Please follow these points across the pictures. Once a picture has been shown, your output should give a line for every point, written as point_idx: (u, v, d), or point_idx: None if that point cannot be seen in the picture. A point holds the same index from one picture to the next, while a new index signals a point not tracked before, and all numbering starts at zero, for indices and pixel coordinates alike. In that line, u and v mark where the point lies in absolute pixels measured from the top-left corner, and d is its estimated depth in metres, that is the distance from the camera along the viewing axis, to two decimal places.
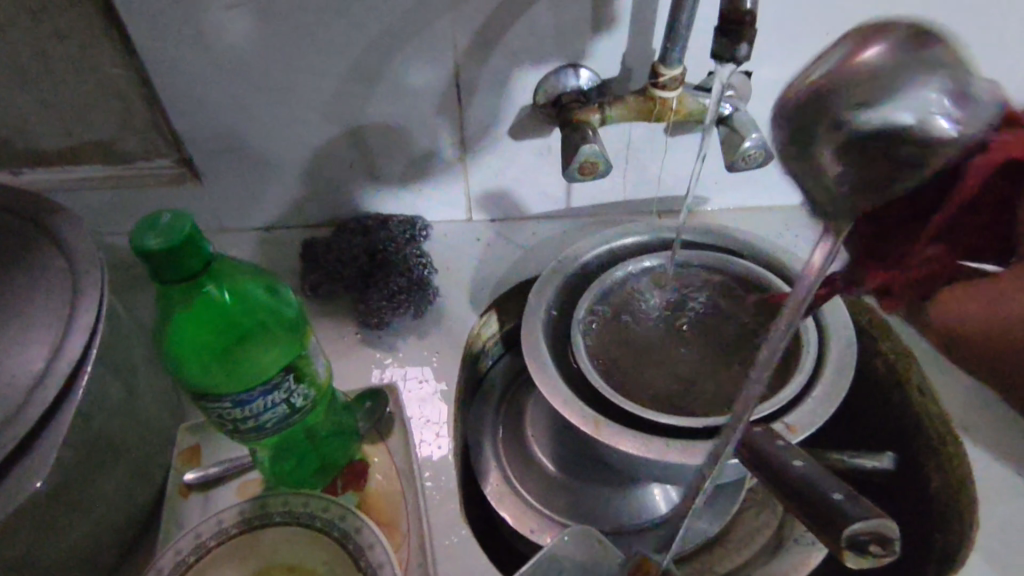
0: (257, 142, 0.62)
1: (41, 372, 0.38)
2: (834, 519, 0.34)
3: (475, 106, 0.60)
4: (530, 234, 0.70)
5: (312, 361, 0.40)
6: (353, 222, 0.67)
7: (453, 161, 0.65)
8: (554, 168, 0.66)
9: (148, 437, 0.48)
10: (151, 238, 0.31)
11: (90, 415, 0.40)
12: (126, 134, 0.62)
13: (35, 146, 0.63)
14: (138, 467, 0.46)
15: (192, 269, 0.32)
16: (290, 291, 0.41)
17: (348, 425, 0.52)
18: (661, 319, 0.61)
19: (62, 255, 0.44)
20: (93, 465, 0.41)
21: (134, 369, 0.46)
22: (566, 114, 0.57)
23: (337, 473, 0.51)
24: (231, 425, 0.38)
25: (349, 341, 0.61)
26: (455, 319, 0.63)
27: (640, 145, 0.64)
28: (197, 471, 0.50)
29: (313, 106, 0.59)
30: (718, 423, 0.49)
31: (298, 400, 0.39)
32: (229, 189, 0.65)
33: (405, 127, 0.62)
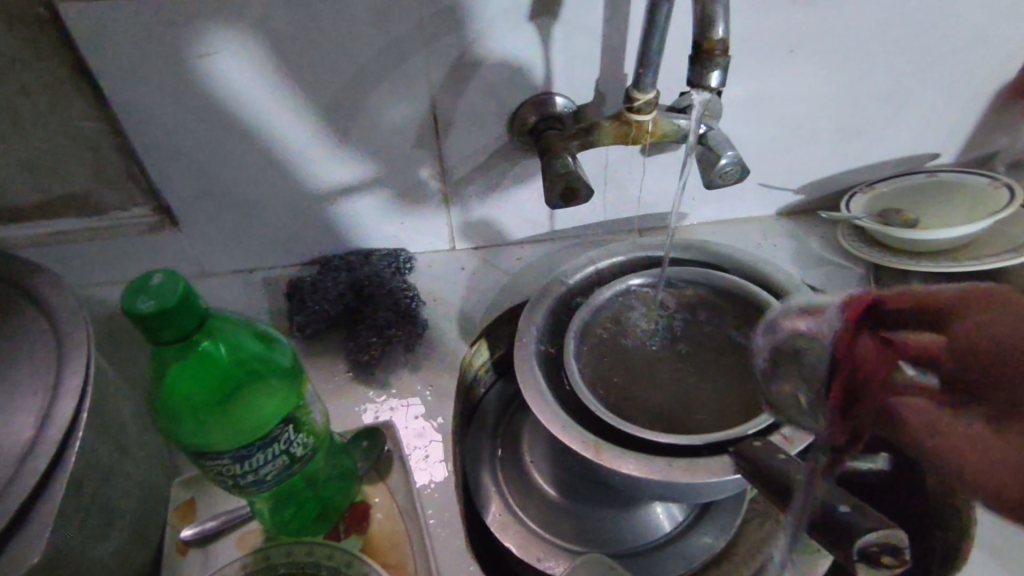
0: (236, 186, 0.61)
1: (29, 441, 0.37)
2: (844, 531, 0.34)
3: (454, 138, 0.61)
4: (514, 260, 0.71)
5: (309, 408, 0.40)
6: (337, 260, 0.66)
7: (434, 193, 0.65)
8: (534, 193, 0.67)
9: (142, 496, 0.46)
10: (143, 301, 0.30)
11: (83, 481, 0.39)
12: (100, 185, 0.61)
13: (6, 203, 0.61)
14: (133, 528, 0.45)
15: (186, 329, 0.31)
16: (283, 338, 0.41)
17: (349, 468, 0.51)
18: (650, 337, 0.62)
19: (44, 316, 0.43)
20: (88, 532, 0.40)
21: (123, 428, 0.45)
22: (545, 142, 0.58)
23: (339, 517, 0.50)
24: (230, 481, 0.37)
25: (341, 381, 0.60)
26: (446, 350, 0.63)
27: (617, 167, 0.65)
28: (194, 527, 0.48)
29: (291, 147, 0.59)
30: (718, 438, 0.50)
31: (297, 450, 0.39)
32: (209, 234, 0.65)
33: (385, 163, 0.62)
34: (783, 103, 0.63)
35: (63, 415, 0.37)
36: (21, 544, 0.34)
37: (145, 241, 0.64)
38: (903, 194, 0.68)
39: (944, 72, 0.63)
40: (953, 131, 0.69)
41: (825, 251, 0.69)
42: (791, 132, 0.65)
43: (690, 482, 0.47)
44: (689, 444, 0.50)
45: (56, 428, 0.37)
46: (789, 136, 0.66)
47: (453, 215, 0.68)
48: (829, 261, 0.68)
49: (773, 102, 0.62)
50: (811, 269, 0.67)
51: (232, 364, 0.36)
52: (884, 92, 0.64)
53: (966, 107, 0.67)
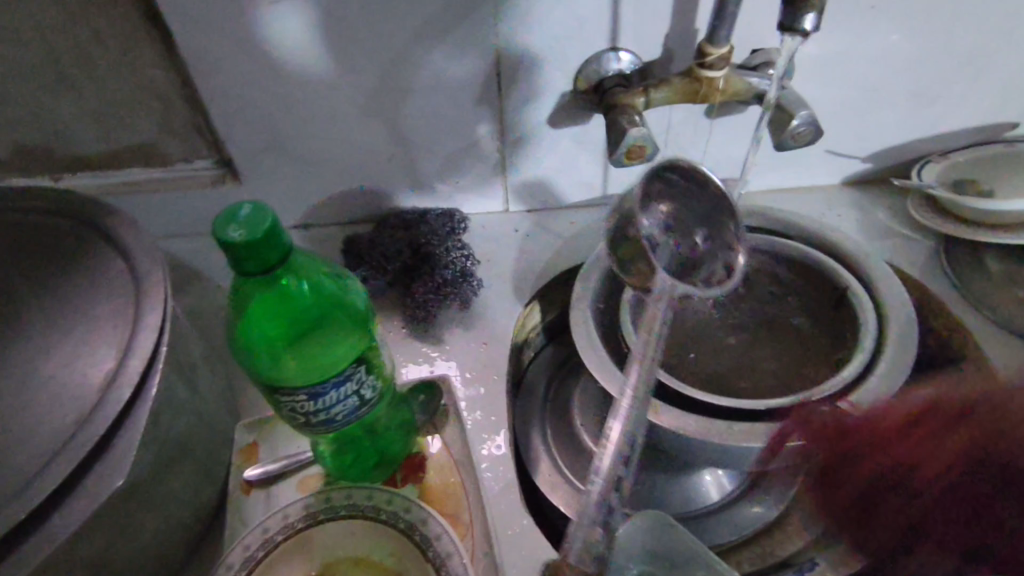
0: (297, 139, 0.62)
1: (112, 371, 0.38)
2: None
3: (515, 96, 0.60)
4: (568, 223, 0.70)
5: (379, 352, 0.40)
6: (393, 217, 0.66)
7: (492, 153, 0.65)
8: (593, 155, 0.66)
9: (209, 434, 0.48)
10: (233, 230, 0.30)
11: (160, 413, 0.40)
12: (166, 136, 0.63)
13: (77, 151, 0.63)
14: (201, 465, 0.46)
15: (272, 262, 0.32)
16: (354, 281, 0.41)
17: (405, 419, 0.52)
18: (708, 304, 0.60)
19: (121, 255, 0.44)
20: (163, 462, 0.42)
21: (194, 367, 0.46)
22: (610, 99, 0.56)
23: (397, 465, 0.51)
24: (301, 418, 0.38)
25: (396, 335, 0.61)
26: (500, 310, 0.63)
27: (681, 129, 0.63)
28: (257, 467, 0.50)
29: (352, 101, 0.59)
30: (779, 405, 0.49)
31: (367, 392, 0.39)
32: (269, 188, 0.66)
33: (444, 120, 0.62)
34: (859, 65, 0.60)
35: (144, 347, 0.38)
36: (106, 466, 0.35)
37: (207, 192, 0.65)
38: (981, 164, 0.65)
39: None
40: None
41: (893, 222, 0.66)
42: (864, 96, 0.63)
43: (750, 447, 0.47)
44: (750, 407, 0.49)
45: (138, 359, 0.38)
46: (861, 101, 0.63)
47: (509, 176, 0.67)
48: (898, 233, 0.65)
49: (848, 63, 0.60)
50: (878, 240, 0.65)
51: (310, 302, 0.36)
52: (968, 55, 0.61)
53: None
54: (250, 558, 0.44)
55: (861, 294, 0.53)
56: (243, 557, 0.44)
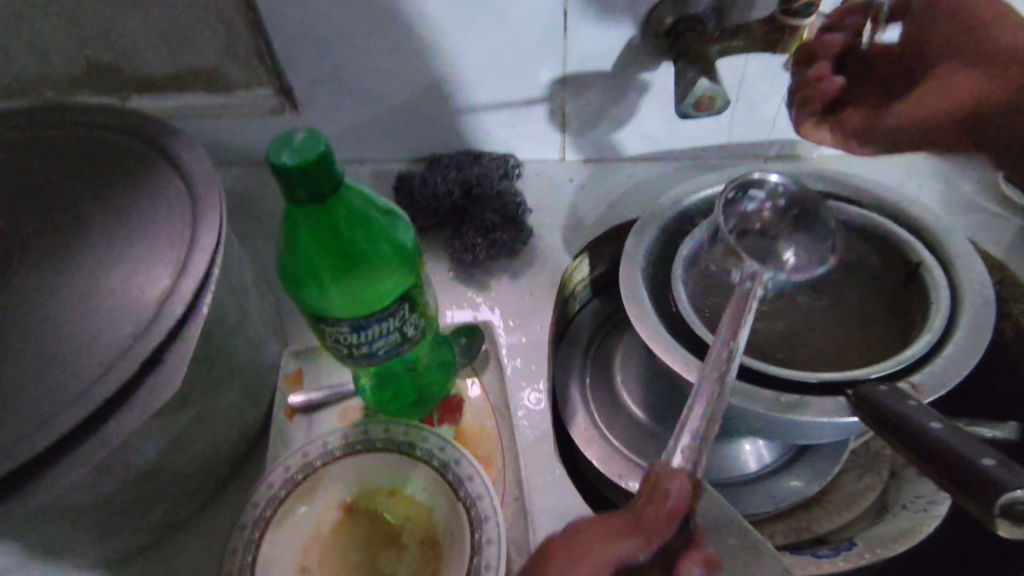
0: (356, 72, 0.61)
1: (167, 289, 0.39)
2: (986, 485, 0.31)
3: (582, 36, 0.57)
4: (626, 175, 0.67)
5: (424, 292, 0.40)
6: (447, 158, 0.65)
7: (553, 96, 0.62)
8: (658, 105, 0.63)
9: (256, 358, 0.49)
10: (287, 156, 0.30)
11: (210, 335, 0.42)
12: (229, 62, 0.63)
13: (144, 73, 0.64)
14: (248, 386, 0.48)
15: (324, 191, 0.31)
16: (404, 220, 0.40)
17: (446, 360, 0.52)
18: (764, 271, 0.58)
19: (180, 177, 0.45)
20: (213, 381, 0.43)
21: (244, 292, 0.47)
22: (684, 45, 0.53)
23: (434, 405, 0.51)
24: (345, 350, 0.38)
25: (443, 277, 0.61)
26: (548, 260, 0.62)
27: (756, 81, 0.59)
28: (301, 395, 0.51)
29: (413, 33, 0.58)
30: (832, 379, 0.46)
31: (410, 330, 0.39)
32: (327, 120, 0.65)
33: (507, 59, 0.59)
34: None
35: (198, 269, 0.39)
36: (158, 379, 0.37)
37: (267, 121, 0.65)
38: None
39: None
40: None
41: (980, 197, 0.61)
42: None
43: (797, 421, 0.45)
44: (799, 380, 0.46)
45: (191, 280, 0.39)
46: None
47: (569, 122, 0.65)
48: (984, 210, 0.60)
49: None
50: (961, 216, 0.60)
51: (358, 235, 0.36)
52: None
53: None
54: (290, 479, 0.46)
55: (935, 272, 0.50)
56: (284, 477, 0.46)
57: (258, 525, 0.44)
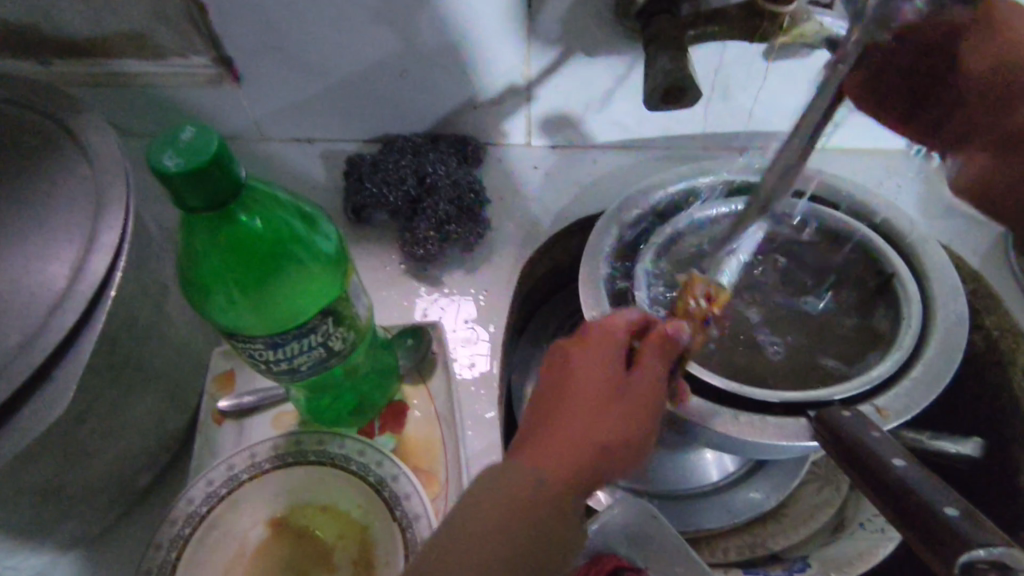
0: (301, 42, 0.55)
1: (61, 293, 0.34)
2: (948, 540, 0.29)
3: (547, 15, 0.52)
4: (593, 165, 0.63)
5: (352, 303, 0.36)
6: (403, 141, 0.61)
7: (516, 78, 0.58)
8: (629, 91, 0.58)
9: (179, 361, 0.45)
10: (170, 158, 0.27)
11: (116, 343, 0.37)
12: (160, 27, 0.57)
13: (65, 35, 0.57)
14: (168, 391, 0.44)
15: (221, 194, 0.28)
16: (330, 223, 0.37)
17: (389, 365, 0.49)
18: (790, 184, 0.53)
19: (86, 162, 0.40)
20: (121, 392, 0.39)
21: (166, 292, 0.43)
22: (652, 28, 0.49)
23: (376, 413, 0.48)
24: (263, 366, 0.35)
25: (393, 271, 0.57)
26: (507, 254, 0.58)
27: (733, 70, 0.55)
28: (231, 399, 0.48)
29: (363, 3, 0.52)
30: (797, 397, 0.43)
31: (336, 344, 0.36)
32: (271, 94, 0.60)
33: (466, 34, 0.54)
34: None
35: (95, 272, 0.35)
36: (42, 402, 0.32)
37: (204, 93, 0.60)
38: None
39: None
40: None
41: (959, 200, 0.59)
42: None
43: (757, 444, 0.42)
44: (762, 398, 0.44)
45: (87, 284, 0.34)
46: None
47: (535, 107, 0.61)
48: (959, 215, 0.58)
49: None
50: (937, 221, 0.58)
51: (273, 240, 0.32)
52: None
53: None
54: (213, 494, 0.43)
55: (909, 286, 0.47)
56: (205, 492, 0.43)
57: (175, 545, 0.41)
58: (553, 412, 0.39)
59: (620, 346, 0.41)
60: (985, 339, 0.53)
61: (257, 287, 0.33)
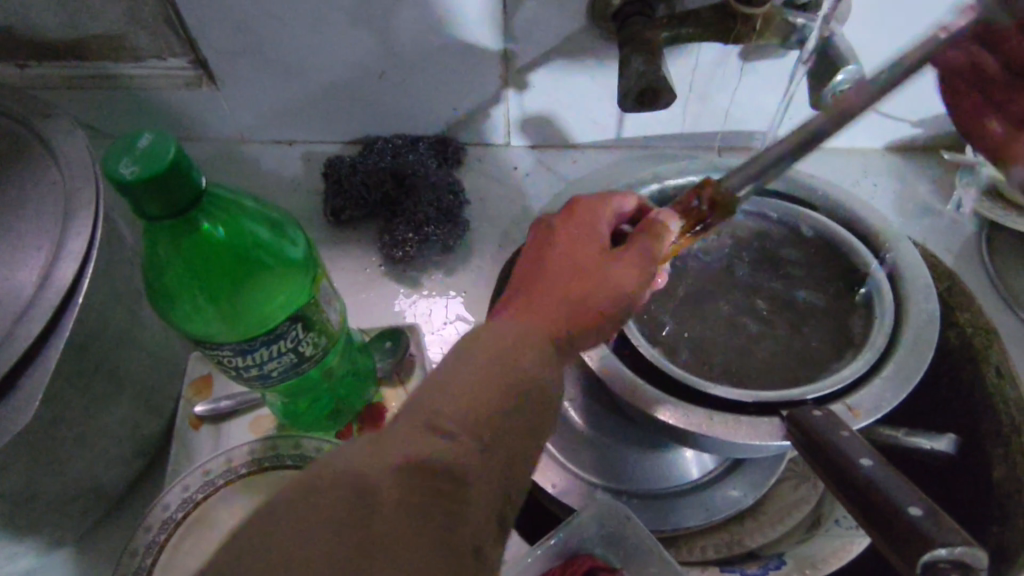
0: (277, 44, 0.55)
1: (29, 300, 0.34)
2: (912, 539, 0.29)
3: (525, 17, 0.52)
4: (573, 165, 0.64)
5: (323, 308, 0.36)
6: (383, 142, 0.61)
7: (495, 79, 0.58)
8: (607, 93, 0.59)
9: (155, 366, 0.45)
10: (126, 166, 0.27)
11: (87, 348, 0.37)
12: (135, 29, 0.56)
13: (38, 37, 0.57)
14: (143, 396, 0.44)
15: (180, 203, 0.28)
16: (300, 229, 0.37)
17: (366, 368, 0.49)
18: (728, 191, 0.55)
19: (57, 168, 0.39)
20: (94, 398, 0.39)
21: (140, 298, 0.43)
22: (628, 30, 0.49)
23: (354, 416, 0.48)
24: (233, 373, 0.35)
25: (373, 273, 0.57)
26: (487, 255, 0.58)
27: (709, 71, 0.55)
28: (207, 403, 0.47)
29: (339, 5, 0.52)
30: (773, 397, 0.44)
31: (307, 349, 0.36)
32: (249, 96, 0.60)
33: (444, 35, 0.54)
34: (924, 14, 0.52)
35: (64, 279, 0.35)
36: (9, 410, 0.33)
37: (181, 95, 0.59)
38: None
39: None
40: None
41: (934, 198, 0.60)
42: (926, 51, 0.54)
43: (732, 443, 0.42)
44: (738, 398, 0.44)
45: (55, 292, 0.34)
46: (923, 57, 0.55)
47: (513, 108, 0.61)
48: (935, 213, 0.59)
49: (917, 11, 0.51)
50: (912, 219, 0.58)
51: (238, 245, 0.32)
52: None
53: None
54: (189, 499, 0.43)
55: (882, 285, 0.48)
56: (181, 497, 0.42)
57: (151, 550, 0.41)
58: (532, 276, 0.38)
59: (609, 224, 0.42)
60: (959, 336, 0.54)
61: (227, 294, 0.33)
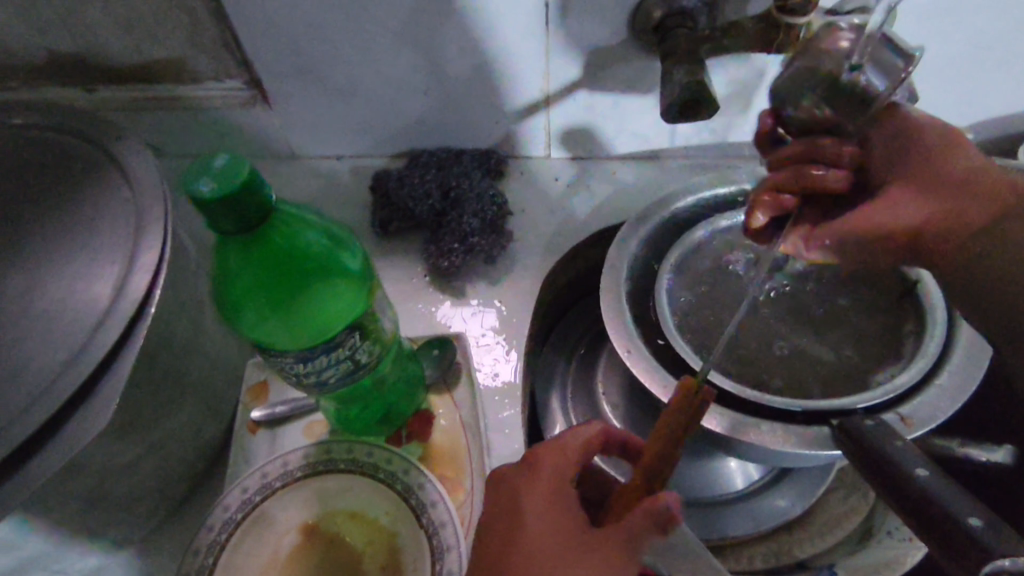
0: (328, 64, 0.57)
1: (106, 310, 0.36)
2: (970, 552, 0.30)
3: (566, 31, 0.53)
4: (612, 176, 0.64)
5: (379, 317, 0.39)
6: (427, 155, 0.62)
7: (536, 91, 0.59)
8: (648, 105, 0.59)
9: (215, 373, 0.47)
10: (205, 183, 0.29)
11: (157, 356, 0.40)
12: (194, 52, 0.59)
13: (107, 64, 0.60)
14: (204, 402, 0.46)
15: (252, 216, 0.30)
16: (356, 240, 0.39)
17: (415, 375, 0.51)
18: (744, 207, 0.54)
19: (128, 186, 0.42)
20: (161, 403, 0.41)
21: (201, 308, 0.44)
22: (669, 42, 0.49)
23: (403, 422, 0.50)
24: (294, 379, 0.37)
25: (418, 283, 0.58)
26: (530, 264, 0.59)
27: (750, 79, 0.55)
28: (263, 409, 0.50)
29: (386, 25, 0.54)
30: (821, 406, 0.43)
31: (363, 357, 0.38)
32: (301, 114, 0.62)
33: (485, 51, 0.55)
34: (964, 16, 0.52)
35: (136, 292, 0.37)
36: (83, 423, 0.34)
37: (236, 114, 0.62)
38: None
39: None
40: None
41: None
42: (979, 56, 0.53)
43: (778, 450, 0.42)
44: (786, 407, 0.44)
45: (129, 302, 0.36)
46: (974, 60, 0.54)
47: (555, 120, 0.62)
48: None
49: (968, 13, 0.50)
50: None
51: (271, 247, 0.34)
52: None
53: None
54: (248, 501, 0.45)
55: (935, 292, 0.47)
56: (241, 499, 0.45)
57: (212, 550, 0.43)
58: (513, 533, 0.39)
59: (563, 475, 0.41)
60: None
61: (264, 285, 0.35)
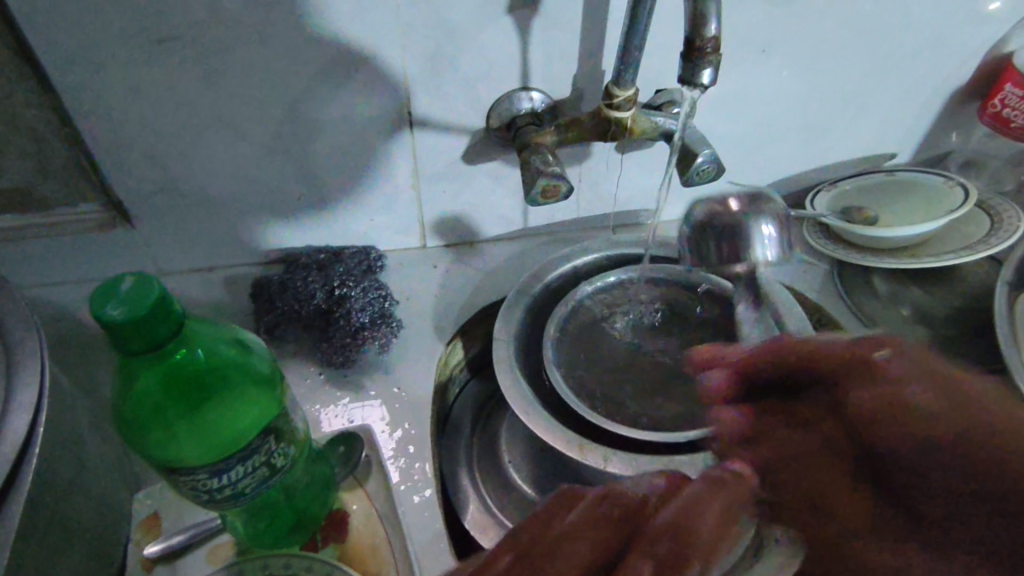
0: (196, 180, 0.58)
1: None
2: None
3: (428, 133, 0.59)
4: (485, 258, 0.69)
5: (288, 417, 0.40)
6: (305, 257, 0.64)
7: (407, 189, 0.63)
8: (508, 192, 0.66)
9: (100, 510, 0.44)
10: (113, 307, 0.30)
11: (41, 501, 0.37)
12: (43, 179, 0.57)
13: None
14: (91, 543, 0.43)
15: (163, 336, 0.32)
16: (257, 344, 0.41)
17: (324, 476, 0.50)
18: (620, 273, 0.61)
19: None
20: (46, 552, 0.38)
21: (82, 440, 0.42)
22: (522, 139, 0.56)
23: (316, 527, 0.49)
24: (206, 497, 0.36)
25: (312, 384, 0.58)
26: (419, 349, 0.61)
27: (593, 162, 0.64)
28: (159, 543, 0.46)
29: (254, 139, 0.56)
30: (699, 434, 0.49)
31: (277, 460, 0.39)
32: (168, 230, 0.61)
33: (355, 156, 0.59)
34: None
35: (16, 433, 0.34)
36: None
37: (94, 237, 0.60)
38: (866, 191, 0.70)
39: (906, 75, 0.65)
40: (913, 128, 0.71)
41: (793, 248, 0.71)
42: (763, 130, 0.66)
43: None
44: (672, 441, 0.49)
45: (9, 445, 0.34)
46: (759, 134, 0.67)
47: (426, 215, 0.66)
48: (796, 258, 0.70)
49: (748, 98, 0.63)
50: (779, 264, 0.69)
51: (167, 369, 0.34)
52: (851, 91, 0.65)
53: (919, 115, 0.70)
54: None
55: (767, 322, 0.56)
56: None
57: None
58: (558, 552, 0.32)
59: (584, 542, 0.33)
60: None
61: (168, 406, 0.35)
